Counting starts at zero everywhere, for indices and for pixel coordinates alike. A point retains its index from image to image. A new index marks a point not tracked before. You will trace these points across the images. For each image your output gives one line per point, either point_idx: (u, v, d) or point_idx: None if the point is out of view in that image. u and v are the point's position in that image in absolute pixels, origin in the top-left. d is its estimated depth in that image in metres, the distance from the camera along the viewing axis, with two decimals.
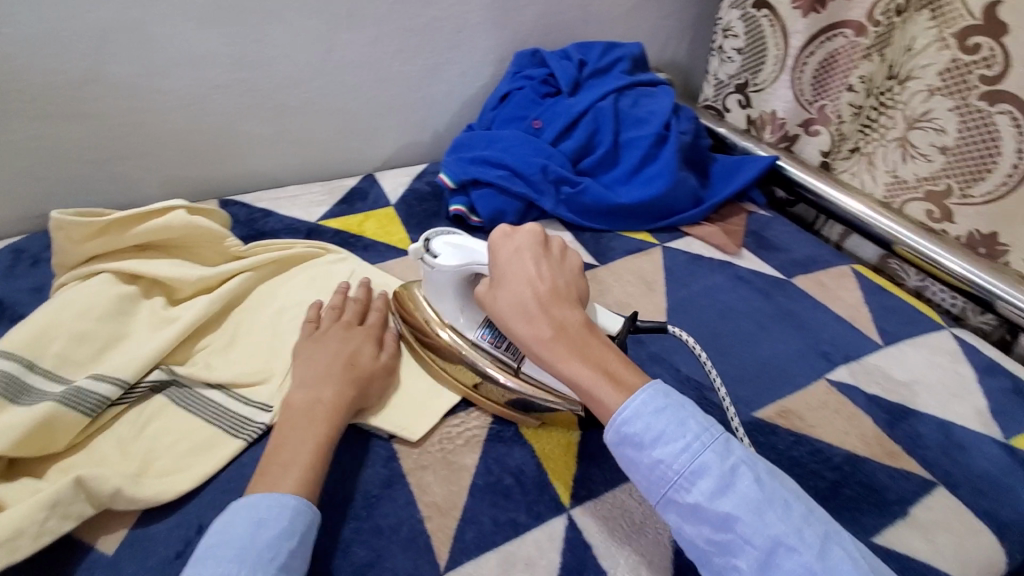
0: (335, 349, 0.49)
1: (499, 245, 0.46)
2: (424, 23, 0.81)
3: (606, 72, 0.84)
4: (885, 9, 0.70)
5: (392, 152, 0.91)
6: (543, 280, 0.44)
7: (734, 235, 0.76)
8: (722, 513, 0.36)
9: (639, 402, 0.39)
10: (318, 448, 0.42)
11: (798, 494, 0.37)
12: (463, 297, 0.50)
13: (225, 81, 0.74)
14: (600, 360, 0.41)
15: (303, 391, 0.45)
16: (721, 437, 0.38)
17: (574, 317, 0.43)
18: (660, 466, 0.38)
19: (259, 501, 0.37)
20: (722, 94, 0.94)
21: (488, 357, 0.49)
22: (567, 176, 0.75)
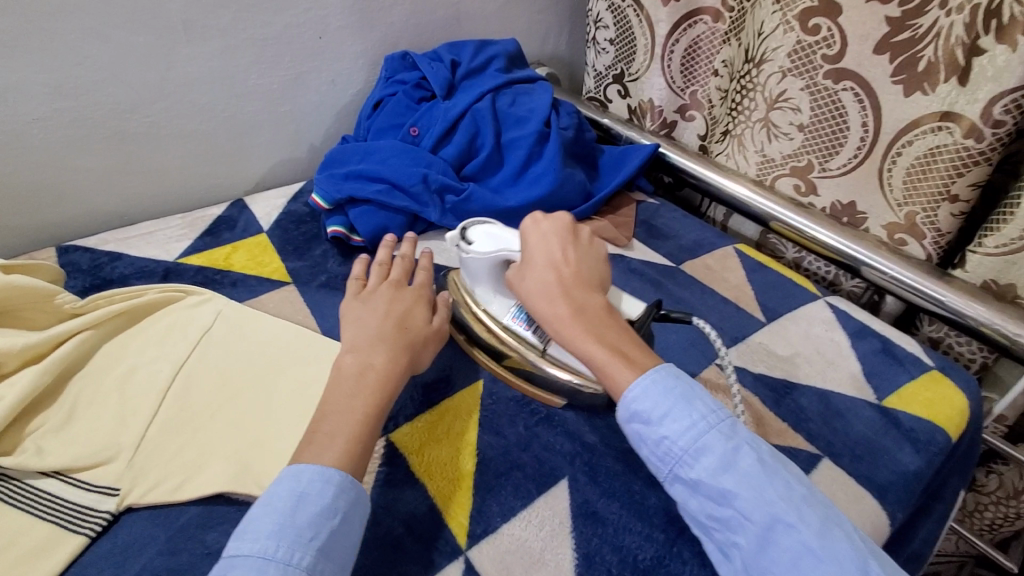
0: (378, 309, 0.51)
1: (528, 231, 0.52)
2: (278, 31, 0.75)
3: (481, 71, 0.81)
4: None
5: (265, 172, 0.84)
6: (569, 266, 0.49)
7: (624, 227, 0.76)
8: (724, 490, 0.39)
9: (656, 377, 0.43)
10: (366, 417, 0.43)
11: (801, 479, 0.40)
12: (496, 284, 0.55)
13: (40, 111, 0.64)
14: (617, 342, 0.46)
15: (353, 356, 0.47)
16: (727, 420, 0.42)
17: (592, 301, 0.48)
18: (667, 442, 0.42)
19: (308, 470, 0.39)
20: (603, 85, 0.95)
21: (516, 338, 0.53)
22: (449, 184, 0.71)
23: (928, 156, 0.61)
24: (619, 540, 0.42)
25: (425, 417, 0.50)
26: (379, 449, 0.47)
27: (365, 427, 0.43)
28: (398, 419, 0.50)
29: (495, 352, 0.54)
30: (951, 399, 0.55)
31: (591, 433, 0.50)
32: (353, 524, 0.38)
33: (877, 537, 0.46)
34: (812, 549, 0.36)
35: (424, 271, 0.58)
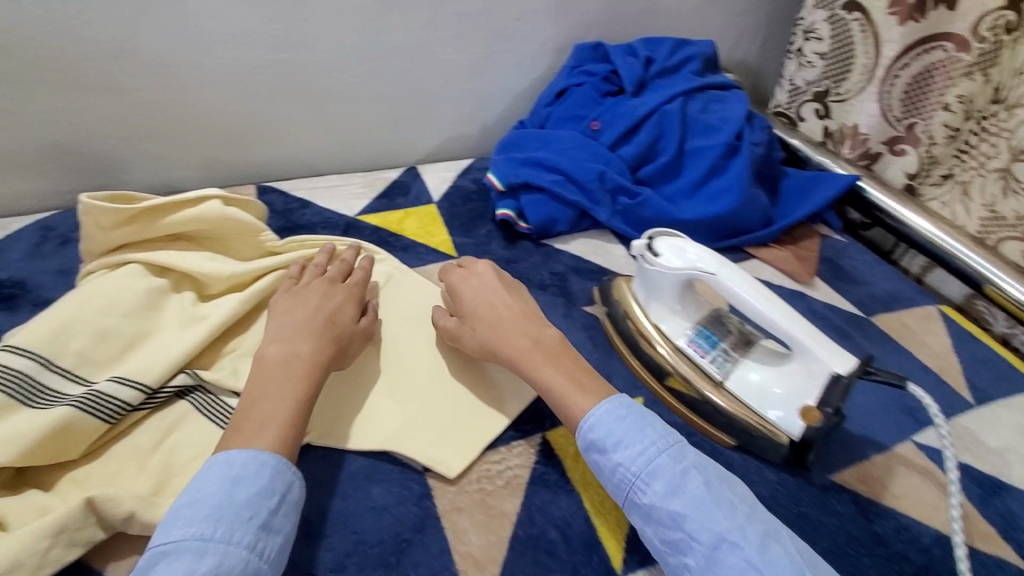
0: (309, 302, 0.48)
1: (460, 285, 0.52)
2: (481, 8, 0.76)
3: (674, 71, 0.77)
4: (992, 25, 0.63)
5: (437, 144, 0.86)
6: (497, 306, 0.49)
7: (807, 262, 0.69)
8: (675, 513, 0.38)
9: (611, 407, 0.42)
10: (281, 400, 0.40)
11: (740, 498, 0.39)
12: (677, 301, 0.51)
13: (267, 61, 0.69)
14: (569, 370, 0.45)
15: (276, 344, 0.44)
16: (675, 444, 0.41)
17: (549, 333, 0.48)
18: (621, 470, 0.40)
19: (237, 456, 0.37)
20: (797, 101, 0.86)
21: (688, 363, 0.50)
22: (625, 185, 0.69)
23: None
24: None
25: None
26: (536, 445, 0.46)
27: (297, 413, 0.40)
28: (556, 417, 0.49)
29: (657, 373, 0.52)
30: None
31: (761, 485, 0.45)
32: (291, 503, 0.37)
33: None
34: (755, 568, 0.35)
35: (367, 269, 0.54)
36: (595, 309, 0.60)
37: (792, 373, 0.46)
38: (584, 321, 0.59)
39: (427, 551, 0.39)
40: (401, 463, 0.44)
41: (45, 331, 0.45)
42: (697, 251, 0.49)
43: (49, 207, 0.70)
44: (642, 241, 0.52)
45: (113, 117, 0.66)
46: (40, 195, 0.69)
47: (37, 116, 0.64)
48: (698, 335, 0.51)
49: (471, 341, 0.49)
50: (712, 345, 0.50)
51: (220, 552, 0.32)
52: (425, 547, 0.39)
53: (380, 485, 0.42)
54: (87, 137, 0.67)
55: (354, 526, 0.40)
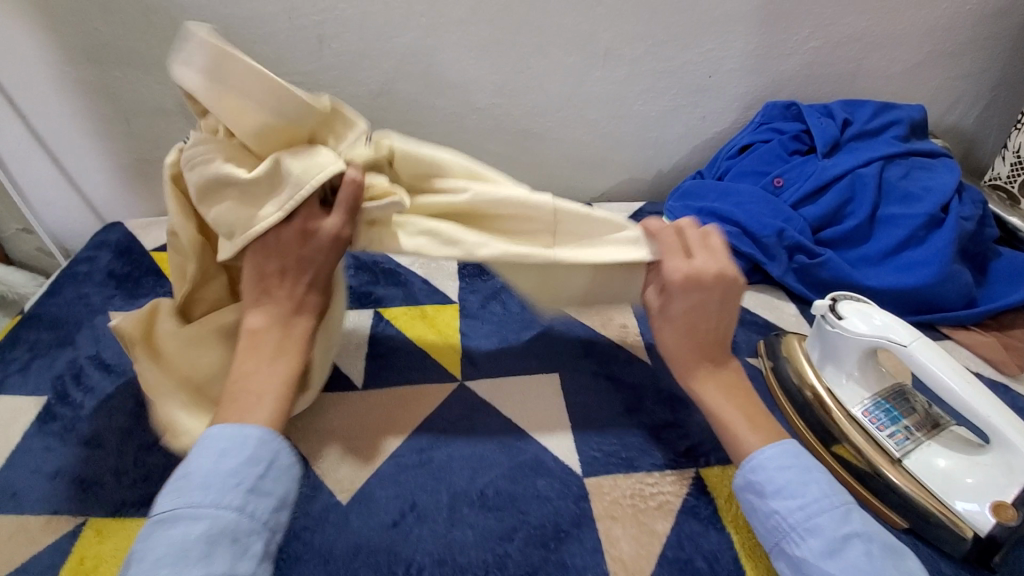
0: (296, 254, 0.44)
1: (671, 265, 0.47)
2: (676, 66, 0.81)
3: (874, 135, 0.75)
4: None
5: (612, 185, 0.93)
6: (698, 326, 0.47)
7: (1017, 353, 0.62)
8: (827, 573, 0.38)
9: (797, 451, 0.43)
10: (265, 396, 0.42)
11: (906, 574, 0.37)
12: (855, 364, 0.51)
13: (485, 105, 0.82)
14: (746, 407, 0.46)
15: (260, 315, 0.44)
16: (840, 507, 0.40)
17: (732, 360, 0.48)
18: (776, 516, 0.41)
19: (220, 434, 0.39)
20: (1020, 176, 0.78)
21: (861, 433, 0.48)
22: (805, 244, 0.68)
23: None
24: None
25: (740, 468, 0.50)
26: (688, 479, 0.49)
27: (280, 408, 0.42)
28: (710, 455, 0.51)
29: (821, 436, 0.51)
30: None
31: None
32: (281, 466, 0.40)
33: None
34: None
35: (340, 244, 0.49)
36: (759, 362, 0.61)
37: (987, 464, 0.43)
38: (746, 371, 0.60)
39: (582, 545, 0.44)
40: (562, 462, 0.50)
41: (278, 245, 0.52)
42: (887, 318, 0.48)
43: None
44: (824, 302, 0.52)
45: None
46: None
47: None
48: (876, 408, 0.49)
49: (659, 326, 0.49)
50: (893, 421, 0.48)
51: (210, 517, 0.35)
52: (581, 541, 0.44)
53: (544, 479, 0.48)
54: None
55: (521, 507, 0.46)
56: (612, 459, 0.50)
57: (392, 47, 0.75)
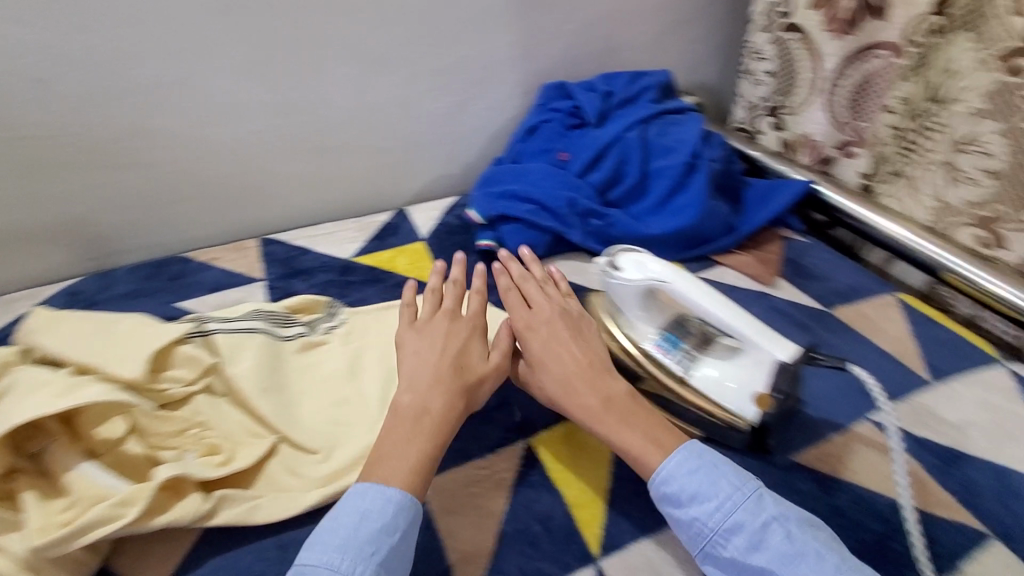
0: (456, 346, 0.51)
1: (528, 337, 0.52)
2: (451, 62, 0.83)
3: (632, 101, 0.84)
4: (921, 30, 0.67)
5: (423, 186, 0.93)
6: (582, 359, 0.50)
7: (770, 264, 0.73)
8: (756, 567, 0.39)
9: (673, 468, 0.43)
10: (417, 419, 0.45)
11: (831, 543, 0.39)
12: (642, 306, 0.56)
13: (263, 127, 0.77)
14: (644, 425, 0.46)
15: (410, 397, 0.47)
16: (752, 494, 0.41)
17: (619, 387, 0.48)
18: (697, 523, 0.41)
19: (370, 494, 0.41)
20: (755, 117, 0.92)
21: (654, 364, 0.55)
22: (594, 208, 0.74)
23: None
24: None
25: (561, 427, 0.53)
26: (519, 451, 0.51)
27: (434, 433, 0.45)
28: (537, 424, 0.53)
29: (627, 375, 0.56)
30: None
31: None
32: None
33: None
34: None
35: (477, 299, 0.57)
36: None
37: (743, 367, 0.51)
38: None
39: (422, 549, 0.44)
40: None
41: (51, 399, 0.44)
42: (651, 264, 0.54)
43: (78, 273, 0.78)
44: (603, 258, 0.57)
45: (129, 190, 0.74)
46: (67, 264, 0.76)
47: (64, 195, 0.71)
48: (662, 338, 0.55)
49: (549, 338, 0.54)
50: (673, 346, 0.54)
51: None
52: (421, 546, 0.44)
53: None
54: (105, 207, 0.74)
55: None
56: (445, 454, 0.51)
57: (133, 80, 0.68)
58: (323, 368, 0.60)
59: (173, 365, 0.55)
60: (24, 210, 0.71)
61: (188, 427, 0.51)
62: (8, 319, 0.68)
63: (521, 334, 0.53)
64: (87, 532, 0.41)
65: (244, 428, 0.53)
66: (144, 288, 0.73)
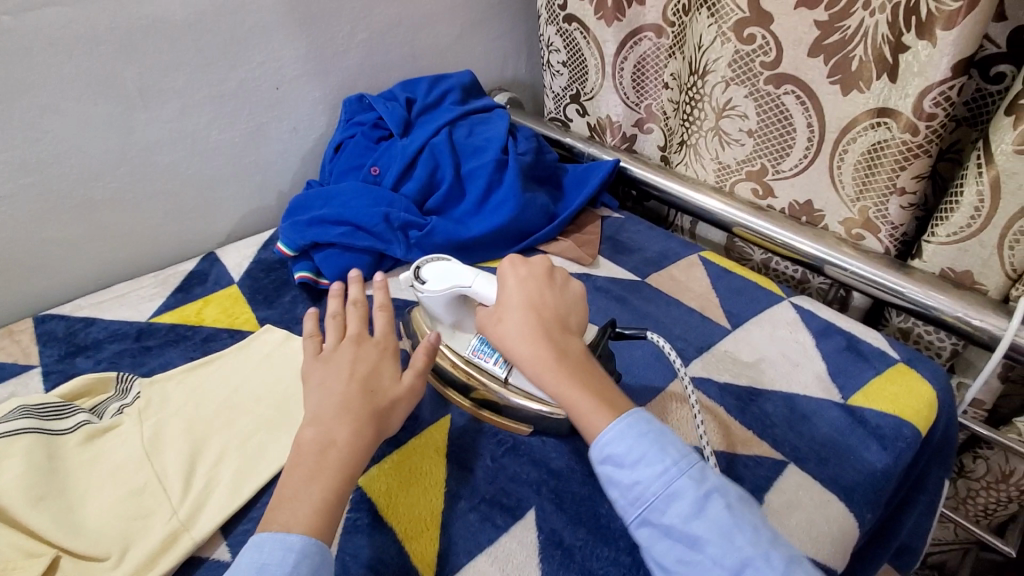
0: (358, 369, 0.48)
1: (507, 275, 0.52)
2: (233, 87, 0.77)
3: (437, 106, 0.83)
4: (675, 9, 0.74)
5: (234, 224, 0.85)
6: (541, 309, 0.49)
7: (588, 245, 0.76)
8: (693, 534, 0.38)
9: (621, 428, 0.42)
10: (320, 457, 0.42)
11: (763, 522, 0.40)
12: (457, 315, 0.55)
13: (9, 188, 0.66)
14: (594, 384, 0.45)
15: (315, 430, 0.44)
16: (695, 464, 0.41)
17: (573, 344, 0.48)
18: (637, 485, 0.40)
19: (268, 541, 0.38)
20: (561, 105, 0.96)
21: (478, 372, 0.52)
22: (412, 219, 0.72)
23: (873, 151, 0.62)
24: (588, 567, 0.43)
25: (391, 457, 0.50)
26: None
27: (338, 470, 0.42)
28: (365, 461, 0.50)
29: (456, 387, 0.54)
30: (915, 389, 0.56)
31: (558, 458, 0.50)
32: None
33: (848, 539, 0.46)
34: None
35: (385, 316, 0.54)
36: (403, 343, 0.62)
37: None
38: None
39: None
40: None
41: None
42: (457, 270, 0.54)
43: None
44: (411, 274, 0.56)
45: None
46: None
47: None
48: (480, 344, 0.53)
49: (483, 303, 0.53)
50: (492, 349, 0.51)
51: None
52: None
53: None
54: None
55: None
56: None
57: None
58: (113, 455, 0.52)
59: None
60: None
61: None
62: None
63: (502, 281, 0.51)
64: None
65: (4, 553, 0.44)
66: None
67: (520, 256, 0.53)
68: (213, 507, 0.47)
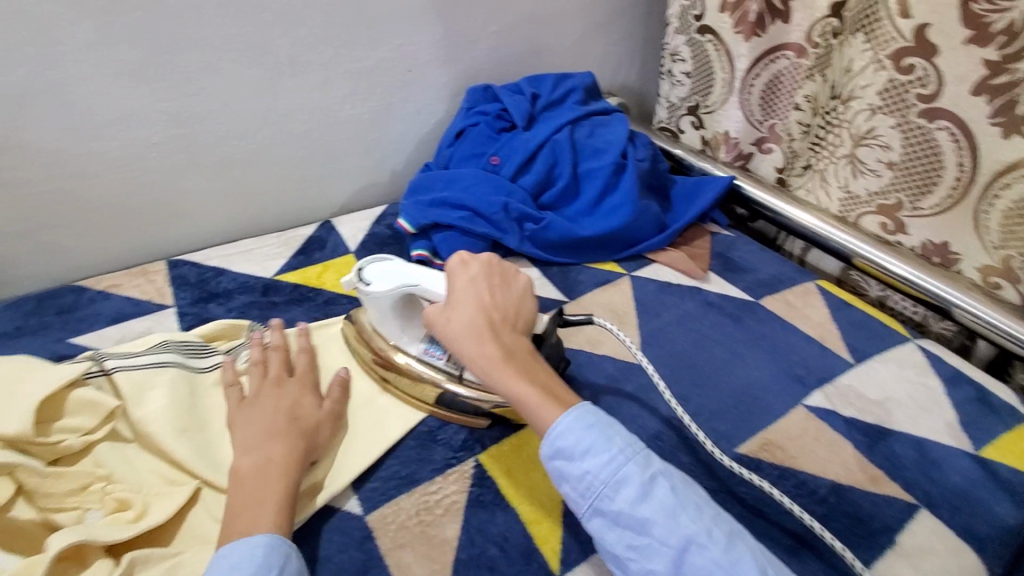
0: (280, 402, 0.49)
1: (455, 273, 0.53)
2: (371, 65, 0.80)
3: (559, 103, 0.84)
4: (822, 31, 0.72)
5: (349, 196, 0.89)
6: (489, 307, 0.50)
7: (700, 259, 0.75)
8: (642, 518, 0.39)
9: (568, 422, 0.43)
10: (261, 471, 0.43)
11: (706, 499, 0.41)
12: (403, 317, 0.55)
13: (163, 138, 0.70)
14: (542, 380, 0.46)
15: (250, 458, 0.44)
16: (642, 450, 0.42)
17: (518, 342, 0.48)
18: (587, 476, 0.41)
19: (230, 551, 0.37)
20: (675, 116, 0.95)
21: (429, 367, 0.53)
22: (529, 212, 0.73)
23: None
24: None
25: (510, 441, 0.52)
26: (469, 471, 0.49)
27: (285, 477, 0.43)
28: (485, 440, 0.52)
29: (399, 382, 0.54)
30: None
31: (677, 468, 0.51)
32: None
33: None
34: (721, 564, 0.37)
35: (306, 353, 0.55)
36: None
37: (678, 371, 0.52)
38: None
39: None
40: (339, 510, 0.46)
41: None
42: (399, 269, 0.55)
43: None
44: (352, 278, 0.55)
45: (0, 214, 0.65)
46: None
47: None
48: (432, 340, 0.55)
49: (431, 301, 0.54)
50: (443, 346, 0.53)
51: None
52: None
53: (320, 537, 0.45)
54: None
55: None
56: (391, 482, 0.48)
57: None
58: None
59: (69, 411, 0.47)
60: None
61: (91, 481, 0.44)
62: None
63: (450, 278, 0.53)
64: None
65: (158, 477, 0.47)
66: (27, 324, 0.64)
67: (467, 255, 0.54)
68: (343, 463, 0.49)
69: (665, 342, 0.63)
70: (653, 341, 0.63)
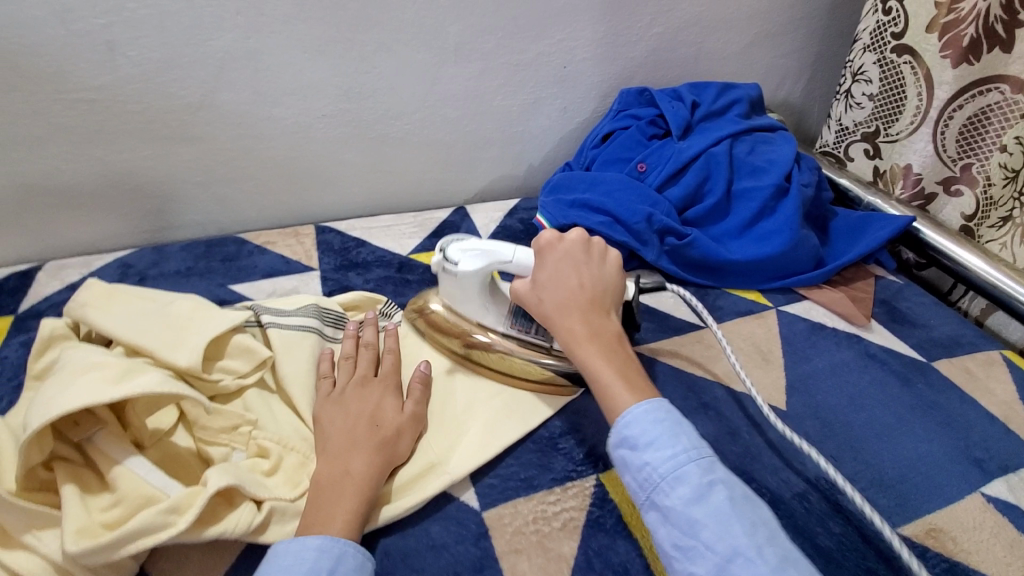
0: (363, 408, 0.47)
1: (546, 250, 0.50)
2: (530, 58, 0.79)
3: (719, 115, 0.78)
4: None
5: (484, 185, 0.89)
6: (577, 288, 0.49)
7: (862, 304, 0.67)
8: (693, 519, 0.37)
9: (638, 411, 0.41)
10: (337, 484, 0.42)
11: (769, 522, 0.38)
12: (486, 297, 0.54)
13: (331, 111, 0.74)
14: (620, 364, 0.45)
15: (327, 465, 0.43)
16: (707, 456, 0.39)
17: (606, 324, 0.48)
18: (647, 467, 0.39)
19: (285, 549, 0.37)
20: (845, 142, 0.86)
21: (520, 346, 0.54)
22: (673, 226, 0.68)
23: None
24: None
25: None
26: (590, 489, 0.47)
27: (358, 495, 0.41)
28: (608, 459, 0.49)
29: (484, 359, 0.55)
30: None
31: (824, 536, 0.45)
32: None
33: None
34: None
35: (393, 356, 0.53)
36: (646, 349, 0.60)
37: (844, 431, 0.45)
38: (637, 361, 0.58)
39: None
40: (457, 500, 0.46)
41: (102, 383, 0.40)
42: (486, 246, 0.52)
43: (129, 244, 0.76)
44: (438, 256, 0.54)
45: (188, 165, 0.72)
46: (120, 235, 0.74)
47: (124, 165, 0.69)
48: (517, 315, 0.55)
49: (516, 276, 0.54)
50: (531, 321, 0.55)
51: None
52: None
53: (438, 523, 0.44)
54: (164, 179, 0.72)
55: (414, 564, 0.42)
56: (510, 483, 0.47)
57: (207, 50, 0.65)
58: None
59: (227, 353, 0.51)
60: (90, 176, 0.69)
61: (240, 423, 0.46)
62: (59, 287, 0.67)
63: (540, 252, 0.51)
64: (131, 541, 0.37)
65: (296, 431, 0.49)
66: (196, 266, 0.70)
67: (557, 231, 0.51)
68: (464, 454, 0.48)
69: (814, 389, 0.57)
70: (799, 387, 0.57)
